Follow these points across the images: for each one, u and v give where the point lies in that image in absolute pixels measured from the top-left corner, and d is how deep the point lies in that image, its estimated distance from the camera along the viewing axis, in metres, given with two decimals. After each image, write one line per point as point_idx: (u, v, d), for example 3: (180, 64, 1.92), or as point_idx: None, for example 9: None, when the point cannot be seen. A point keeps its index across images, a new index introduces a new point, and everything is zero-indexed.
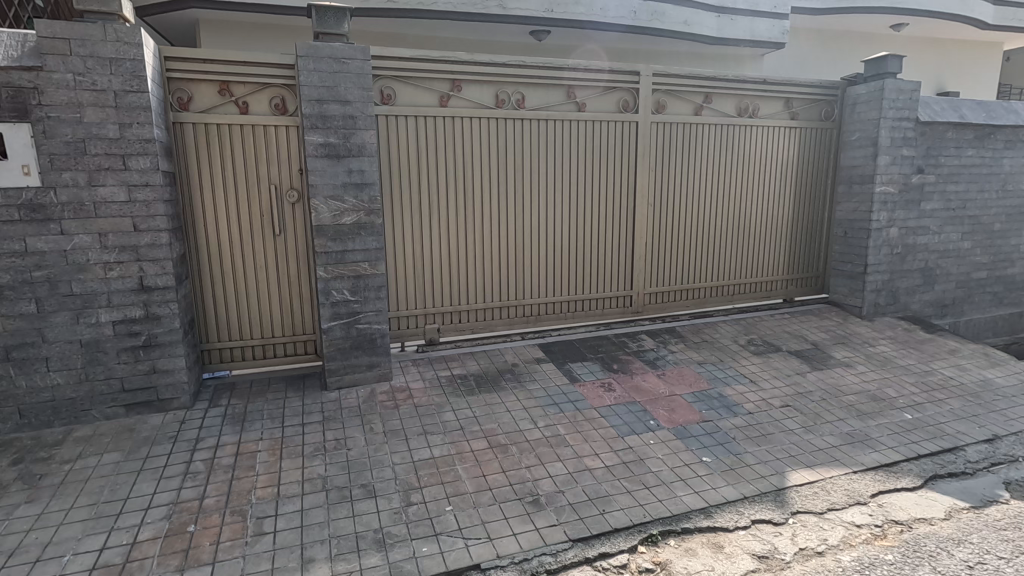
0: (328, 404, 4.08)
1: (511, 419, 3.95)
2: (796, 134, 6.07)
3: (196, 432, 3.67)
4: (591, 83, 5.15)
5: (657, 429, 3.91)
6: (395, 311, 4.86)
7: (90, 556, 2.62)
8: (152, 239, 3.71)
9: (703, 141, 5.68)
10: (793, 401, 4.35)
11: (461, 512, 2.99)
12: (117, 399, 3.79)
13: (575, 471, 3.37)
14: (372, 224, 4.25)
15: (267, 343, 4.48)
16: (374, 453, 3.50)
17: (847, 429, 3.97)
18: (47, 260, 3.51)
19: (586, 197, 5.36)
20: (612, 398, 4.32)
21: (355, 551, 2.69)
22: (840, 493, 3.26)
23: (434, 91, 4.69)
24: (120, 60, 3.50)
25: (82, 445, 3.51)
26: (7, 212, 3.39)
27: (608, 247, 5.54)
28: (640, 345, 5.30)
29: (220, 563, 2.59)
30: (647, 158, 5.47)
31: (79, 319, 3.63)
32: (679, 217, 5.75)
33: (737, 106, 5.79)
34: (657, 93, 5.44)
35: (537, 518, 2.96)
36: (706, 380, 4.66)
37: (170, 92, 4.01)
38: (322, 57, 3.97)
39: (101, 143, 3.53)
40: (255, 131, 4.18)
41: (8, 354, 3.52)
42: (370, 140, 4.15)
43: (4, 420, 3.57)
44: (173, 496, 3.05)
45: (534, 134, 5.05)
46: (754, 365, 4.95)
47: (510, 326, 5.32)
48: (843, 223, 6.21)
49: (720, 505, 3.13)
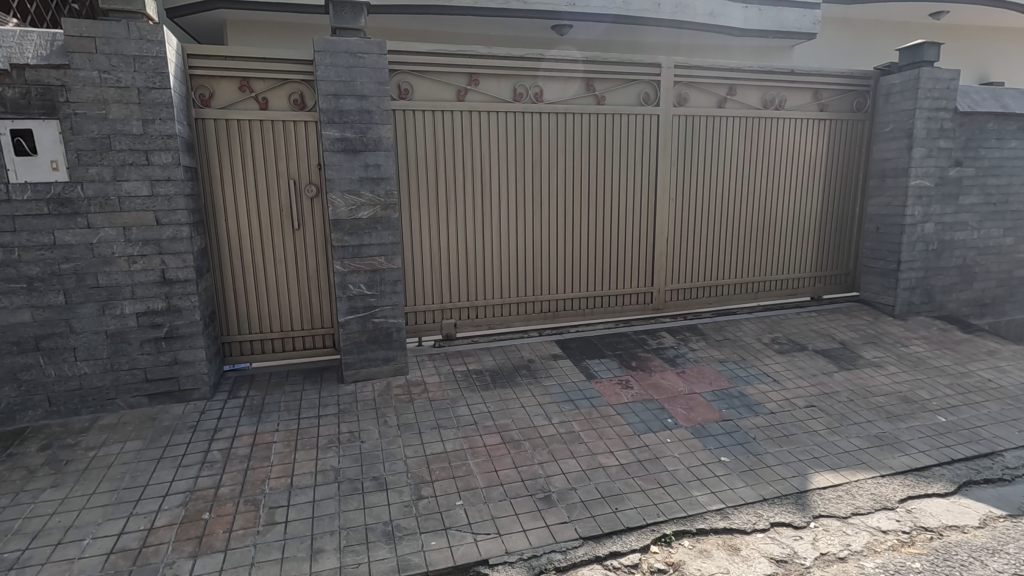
0: (344, 397, 4.12)
1: (525, 415, 3.91)
2: (825, 126, 5.87)
3: (216, 422, 3.75)
4: (610, 76, 5.07)
5: (674, 427, 3.82)
6: (412, 306, 4.88)
7: (109, 540, 2.68)
8: (174, 232, 3.79)
9: (727, 135, 5.54)
10: (818, 401, 4.20)
11: (471, 507, 2.97)
12: (141, 389, 3.88)
13: (588, 469, 3.32)
14: (388, 218, 4.26)
15: (286, 336, 4.55)
16: (388, 446, 3.51)
17: (875, 432, 3.81)
18: (74, 253, 3.61)
19: (606, 193, 5.28)
20: (630, 395, 4.25)
21: (364, 543, 2.69)
22: (866, 498, 3.13)
23: (452, 86, 4.68)
24: (144, 58, 3.57)
25: (106, 433, 3.61)
26: (36, 207, 3.51)
27: (629, 242, 5.45)
28: (660, 343, 5.21)
29: (232, 550, 2.62)
30: (668, 152, 5.35)
31: (105, 311, 3.73)
32: (701, 214, 5.62)
33: (763, 97, 5.62)
34: (679, 85, 5.31)
35: (548, 514, 2.92)
36: (727, 378, 4.55)
37: (192, 89, 4.08)
38: (339, 51, 3.99)
39: (125, 139, 3.61)
40: (275, 126, 4.24)
41: (38, 344, 3.64)
42: (386, 134, 4.16)
43: (34, 407, 3.69)
44: (191, 484, 3.11)
45: (552, 128, 4.99)
46: (779, 363, 4.81)
47: (527, 322, 5.29)
48: (875, 218, 5.98)
49: (738, 506, 3.03)
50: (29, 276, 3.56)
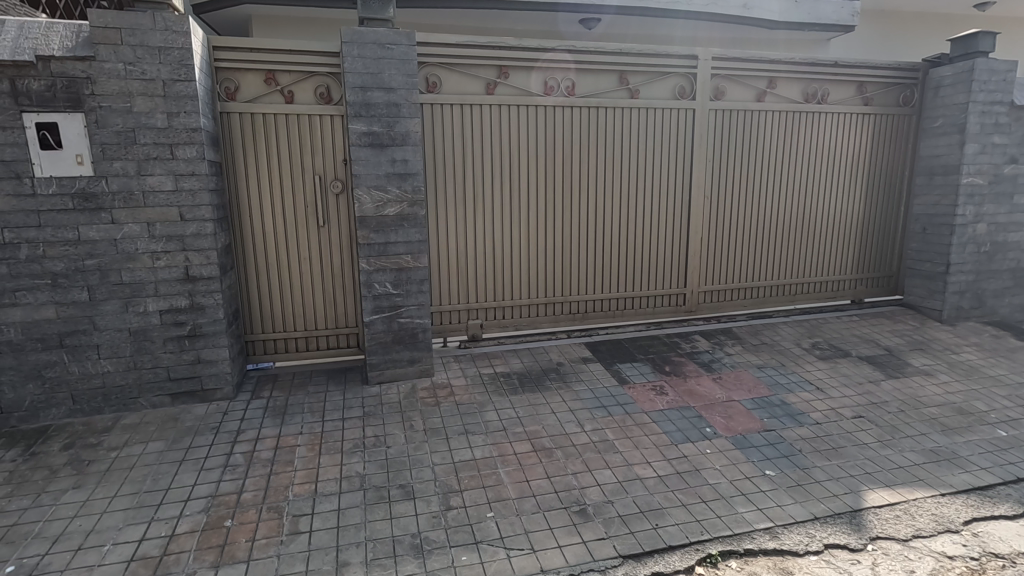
0: (368, 399, 3.99)
1: (556, 421, 3.75)
2: (870, 121, 5.59)
3: (238, 424, 3.66)
4: (645, 68, 4.87)
5: (714, 437, 3.62)
6: (438, 306, 4.75)
7: (130, 546, 2.59)
8: (197, 228, 3.70)
9: (766, 130, 5.30)
10: (866, 411, 3.96)
11: (502, 519, 2.81)
12: (164, 388, 3.81)
13: (624, 480, 3.14)
14: (415, 215, 4.13)
15: (310, 335, 4.46)
16: (414, 452, 3.37)
17: (931, 446, 3.56)
18: (98, 249, 3.55)
19: (639, 190, 5.08)
20: (664, 402, 4.06)
21: (392, 557, 2.55)
22: (927, 519, 2.90)
23: (481, 79, 4.53)
24: (169, 49, 3.48)
25: (128, 433, 3.53)
26: (61, 202, 3.44)
27: (661, 241, 5.24)
28: (694, 347, 5.00)
29: (255, 561, 2.51)
30: (703, 149, 5.14)
31: (128, 308, 3.66)
32: (738, 212, 5.40)
33: (804, 91, 5.37)
34: (716, 78, 5.09)
35: (583, 530, 2.75)
36: (767, 385, 4.32)
37: (218, 82, 3.99)
38: (367, 42, 3.85)
39: (149, 133, 3.53)
40: (300, 120, 4.13)
41: (62, 341, 3.58)
42: (414, 129, 4.02)
43: (58, 405, 3.64)
44: (213, 488, 3.01)
45: (584, 122, 4.81)
46: (821, 370, 4.57)
47: (555, 324, 5.13)
48: (922, 219, 5.68)
49: (788, 525, 2.83)
50: (53, 272, 3.49)
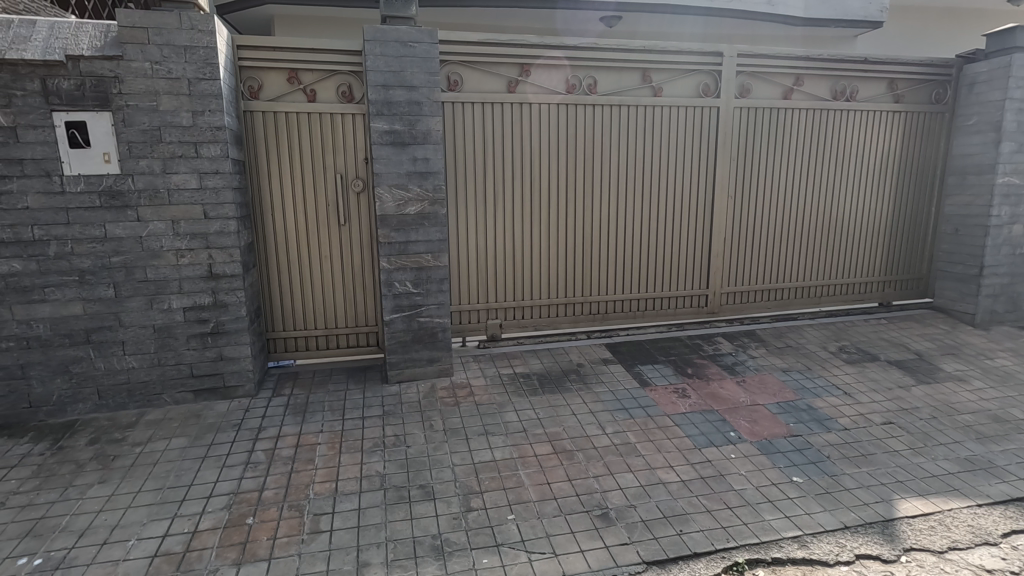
0: (387, 398, 3.99)
1: (577, 423, 3.71)
2: (900, 119, 5.44)
3: (259, 421, 3.67)
4: (668, 65, 4.79)
5: (738, 442, 3.54)
6: (457, 306, 4.74)
7: (154, 542, 2.60)
8: (221, 226, 3.73)
9: (792, 129, 5.19)
10: (897, 417, 3.84)
11: (524, 522, 2.78)
12: (186, 384, 3.85)
13: (647, 485, 3.08)
14: (436, 214, 4.11)
15: (331, 334, 4.47)
16: (433, 452, 3.35)
17: (966, 454, 3.44)
18: (124, 246, 3.59)
19: (661, 190, 5.01)
20: (687, 405, 3.98)
21: (412, 558, 2.53)
22: (963, 530, 2.79)
23: (502, 77, 4.50)
24: (195, 48, 3.50)
25: (152, 429, 3.57)
26: (88, 199, 3.48)
27: (684, 242, 5.16)
28: (716, 349, 4.91)
29: (276, 560, 2.50)
30: (728, 148, 5.05)
31: (153, 305, 3.70)
32: (762, 212, 5.29)
33: (832, 88, 5.25)
34: (741, 76, 4.99)
35: (606, 535, 2.70)
36: (792, 389, 4.22)
37: (242, 81, 4.01)
38: (389, 40, 3.84)
39: (175, 132, 3.55)
40: (322, 119, 4.14)
41: (89, 337, 3.63)
42: (435, 127, 4.00)
43: (84, 400, 3.69)
44: (234, 485, 3.02)
45: (606, 122, 4.75)
46: (849, 375, 4.46)
47: (575, 324, 5.08)
48: (954, 220, 5.51)
49: (817, 534, 2.74)
50: (80, 269, 3.54)
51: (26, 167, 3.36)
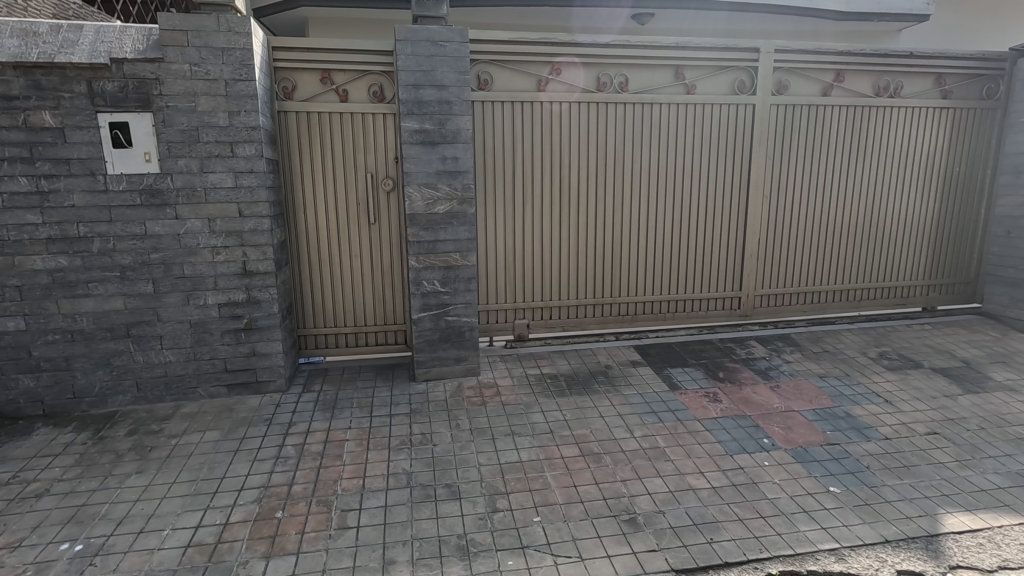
0: (414, 396, 4.00)
1: (604, 425, 3.65)
2: (947, 116, 5.21)
3: (290, 416, 3.73)
4: (702, 62, 4.68)
5: (772, 449, 3.44)
6: (485, 306, 4.73)
7: (187, 532, 2.66)
8: (255, 224, 3.80)
9: (831, 128, 5.02)
10: (942, 428, 3.67)
11: (550, 525, 2.74)
12: (220, 379, 3.94)
13: (676, 491, 3.01)
14: (464, 213, 4.11)
15: (360, 331, 4.52)
16: (459, 451, 3.35)
17: (1018, 468, 3.25)
18: (163, 243, 3.69)
19: (693, 190, 4.91)
20: (719, 410, 3.89)
21: (437, 557, 2.53)
22: (1014, 549, 2.64)
23: (532, 75, 4.47)
24: (231, 50, 3.58)
25: (187, 421, 3.66)
26: (130, 198, 3.59)
27: (716, 243, 5.05)
28: (749, 353, 4.79)
29: (304, 554, 2.53)
30: (763, 147, 4.92)
31: (189, 300, 3.79)
32: (799, 213, 5.14)
33: (875, 84, 5.05)
34: (779, 72, 4.85)
35: (633, 540, 2.65)
36: (829, 396, 4.08)
37: (276, 81, 4.08)
38: (420, 40, 3.85)
39: (212, 132, 3.64)
40: (354, 119, 4.19)
41: (129, 331, 3.75)
42: (465, 126, 4.00)
43: (124, 392, 3.81)
44: (265, 479, 3.07)
45: (637, 120, 4.68)
46: (890, 382, 4.28)
47: (603, 326, 5.02)
48: (1005, 221, 5.25)
49: (856, 548, 2.63)
50: (122, 265, 3.66)
51: (73, 167, 3.49)
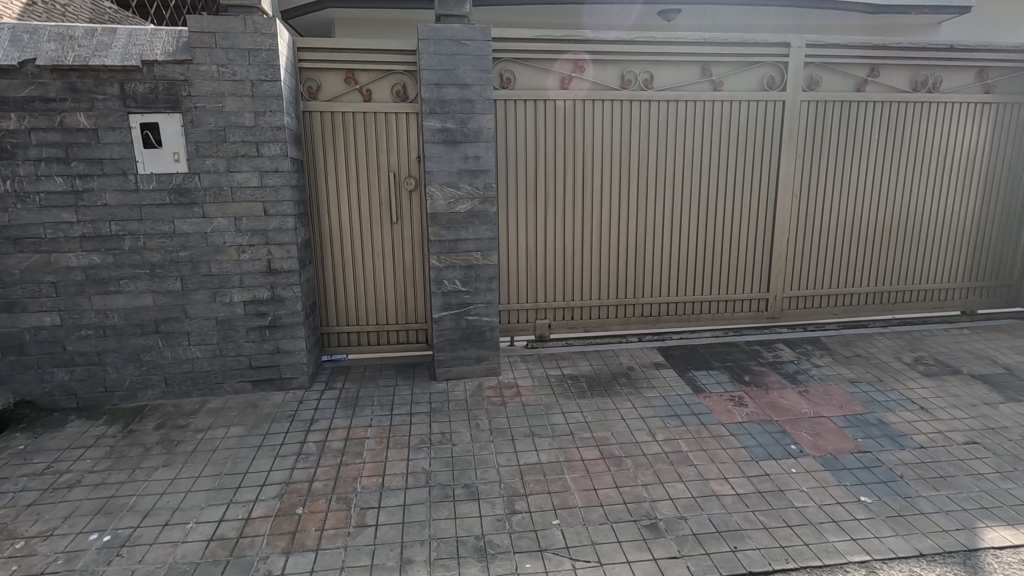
0: (435, 395, 4.01)
1: (626, 428, 3.59)
2: (989, 112, 5.00)
3: (312, 413, 3.77)
4: (730, 58, 4.58)
5: (800, 455, 3.34)
6: (506, 305, 4.72)
7: (210, 526, 2.70)
8: (280, 223, 3.85)
9: (865, 125, 4.86)
10: (982, 437, 3.50)
11: (569, 528, 2.71)
12: (245, 375, 4.00)
13: (699, 496, 2.94)
14: (486, 213, 4.10)
15: (382, 330, 4.55)
16: (479, 451, 3.33)
17: None
18: (191, 241, 3.76)
19: (720, 188, 4.80)
20: (744, 414, 3.79)
21: (455, 558, 2.51)
22: None
23: (555, 73, 4.43)
24: (257, 51, 3.63)
25: (213, 416, 3.73)
26: (159, 197, 3.67)
27: (743, 243, 4.93)
28: (777, 356, 4.66)
29: (323, 551, 2.55)
30: (793, 145, 4.79)
31: (216, 298, 3.86)
32: (830, 212, 4.99)
33: (912, 79, 4.87)
34: (810, 68, 4.71)
35: (654, 546, 2.59)
36: (861, 402, 3.94)
37: (302, 82, 4.12)
38: (443, 39, 3.85)
39: (239, 132, 3.69)
40: (377, 118, 4.21)
41: (158, 327, 3.83)
42: (487, 124, 3.98)
43: (153, 386, 3.90)
44: (287, 475, 3.10)
45: (662, 118, 4.60)
46: (926, 388, 4.12)
47: (625, 326, 4.95)
48: None
49: (888, 561, 2.53)
50: (151, 263, 3.74)
51: (105, 167, 3.59)
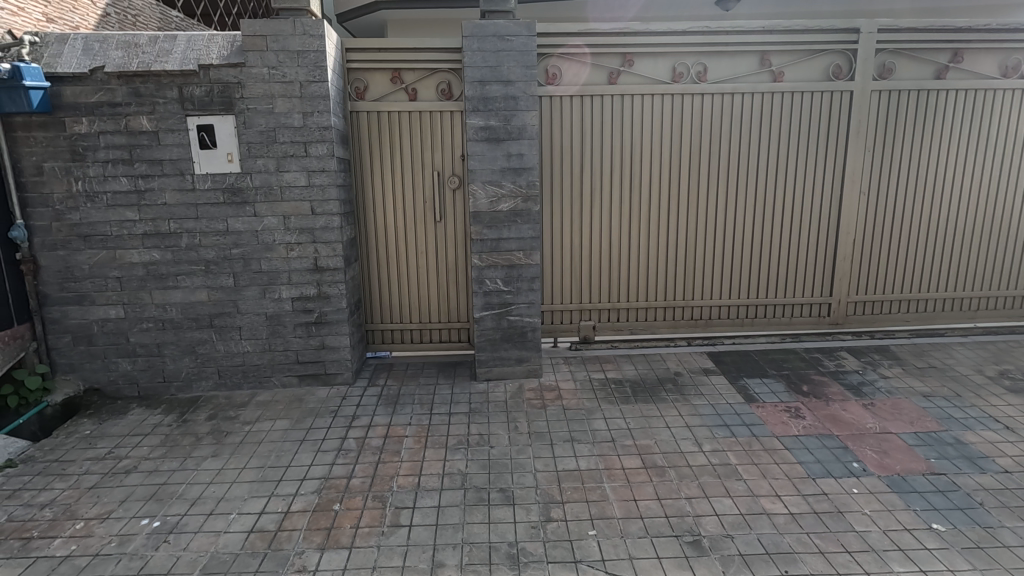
0: (475, 396, 3.97)
1: (671, 437, 3.44)
2: None
3: (354, 410, 3.81)
4: (791, 46, 4.29)
5: (862, 475, 3.08)
6: (549, 305, 4.63)
7: (252, 517, 2.77)
8: (326, 222, 3.92)
9: (944, 114, 4.45)
10: None
11: (606, 540, 2.60)
12: (292, 369, 4.10)
13: (748, 514, 2.76)
14: (529, 211, 4.02)
15: (425, 328, 4.56)
16: (516, 454, 3.27)
17: None
18: (243, 239, 3.89)
19: (778, 185, 4.53)
20: (801, 428, 3.55)
21: (486, 564, 2.46)
22: None
23: (603, 67, 4.30)
24: (306, 52, 3.70)
25: (261, 409, 3.84)
26: (214, 196, 3.81)
27: (804, 243, 4.63)
28: (839, 365, 4.35)
29: (357, 549, 2.55)
30: (861, 138, 4.45)
31: (266, 294, 3.98)
32: (902, 210, 4.61)
33: (1000, 64, 4.42)
34: (882, 54, 4.35)
35: (696, 564, 2.45)
36: (934, 418, 3.61)
37: (350, 82, 4.18)
38: (487, 35, 3.80)
39: (288, 133, 3.78)
40: (422, 117, 4.22)
41: (212, 321, 3.99)
42: (530, 122, 3.90)
43: (207, 378, 4.07)
44: (326, 470, 3.15)
45: (716, 111, 4.37)
46: (1012, 405, 3.72)
47: (674, 330, 4.75)
48: None
49: None
50: (206, 259, 3.89)
51: (166, 167, 3.76)
